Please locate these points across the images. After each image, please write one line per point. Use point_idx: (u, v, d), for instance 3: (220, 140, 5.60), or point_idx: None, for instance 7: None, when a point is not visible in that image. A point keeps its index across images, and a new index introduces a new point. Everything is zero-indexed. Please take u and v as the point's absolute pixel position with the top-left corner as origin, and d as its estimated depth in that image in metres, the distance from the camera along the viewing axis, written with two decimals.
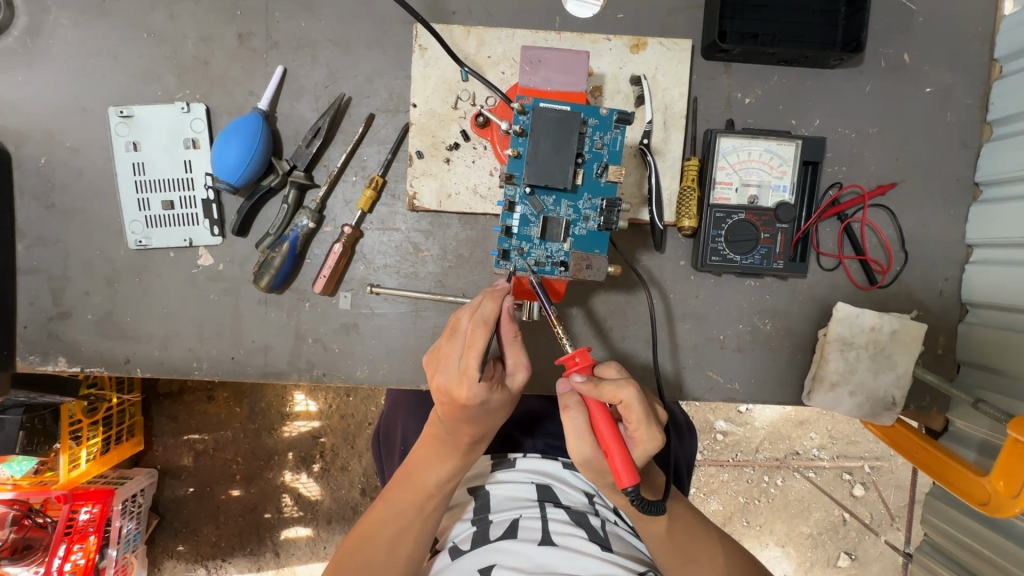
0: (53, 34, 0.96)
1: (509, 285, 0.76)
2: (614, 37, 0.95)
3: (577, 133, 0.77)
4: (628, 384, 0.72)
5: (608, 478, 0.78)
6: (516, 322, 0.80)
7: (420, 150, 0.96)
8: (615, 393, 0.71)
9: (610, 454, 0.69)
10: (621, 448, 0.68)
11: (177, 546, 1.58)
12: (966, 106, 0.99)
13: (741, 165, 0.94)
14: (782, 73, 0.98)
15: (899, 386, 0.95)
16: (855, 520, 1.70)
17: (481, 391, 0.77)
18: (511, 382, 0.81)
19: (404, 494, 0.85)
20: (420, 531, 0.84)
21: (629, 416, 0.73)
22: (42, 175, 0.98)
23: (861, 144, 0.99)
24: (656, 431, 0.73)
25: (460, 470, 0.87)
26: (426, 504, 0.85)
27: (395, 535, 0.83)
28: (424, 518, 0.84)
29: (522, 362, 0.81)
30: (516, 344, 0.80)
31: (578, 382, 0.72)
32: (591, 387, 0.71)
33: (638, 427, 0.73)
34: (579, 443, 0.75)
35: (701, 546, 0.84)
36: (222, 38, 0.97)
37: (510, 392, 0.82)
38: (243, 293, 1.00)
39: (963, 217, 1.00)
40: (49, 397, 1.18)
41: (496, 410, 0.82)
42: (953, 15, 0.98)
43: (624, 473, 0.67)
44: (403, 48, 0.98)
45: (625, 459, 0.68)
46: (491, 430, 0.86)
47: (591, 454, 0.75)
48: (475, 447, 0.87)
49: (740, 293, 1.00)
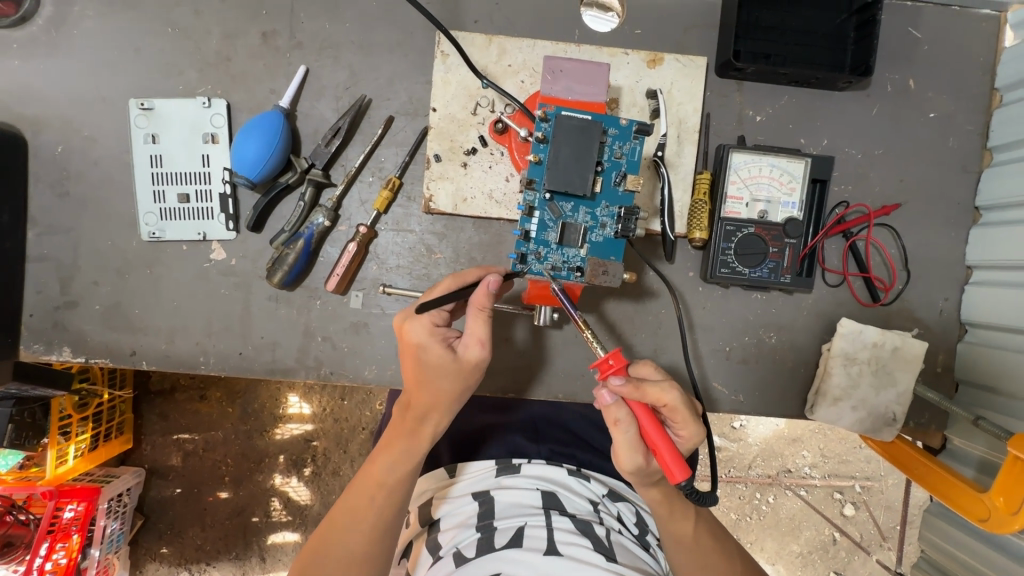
0: (77, 24, 0.96)
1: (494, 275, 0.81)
2: (632, 51, 0.98)
3: (598, 142, 0.79)
4: (670, 386, 0.76)
5: (655, 477, 0.80)
6: (488, 297, 0.82)
7: (438, 153, 0.97)
8: (660, 394, 0.76)
9: (658, 451, 0.71)
10: (668, 443, 0.70)
11: (160, 548, 1.55)
12: (968, 132, 1.03)
13: (752, 181, 0.96)
14: (793, 93, 1.01)
15: (900, 403, 0.97)
16: (845, 539, 1.71)
17: (424, 333, 0.84)
18: (463, 351, 0.84)
19: (360, 486, 0.85)
20: (376, 523, 0.82)
21: (675, 415, 0.78)
22: (57, 163, 0.98)
23: (866, 165, 1.02)
24: (699, 424, 0.79)
25: (411, 458, 0.85)
26: (378, 496, 0.83)
27: (351, 528, 0.82)
28: (377, 511, 0.83)
29: (480, 338, 0.84)
30: (480, 317, 0.83)
31: (619, 385, 0.73)
32: (633, 390, 0.73)
33: (683, 424, 0.78)
34: (631, 452, 0.75)
35: (716, 551, 0.85)
36: (246, 35, 0.98)
37: (458, 362, 0.83)
38: (254, 289, 1.00)
39: (963, 239, 1.03)
40: (41, 390, 1.03)
41: (442, 375, 0.84)
42: (956, 46, 1.02)
43: (676, 468, 0.68)
44: (425, 53, 0.99)
45: (674, 454, 0.69)
46: (436, 407, 0.86)
47: (641, 460, 0.76)
48: (423, 429, 0.86)
49: (746, 306, 1.02)
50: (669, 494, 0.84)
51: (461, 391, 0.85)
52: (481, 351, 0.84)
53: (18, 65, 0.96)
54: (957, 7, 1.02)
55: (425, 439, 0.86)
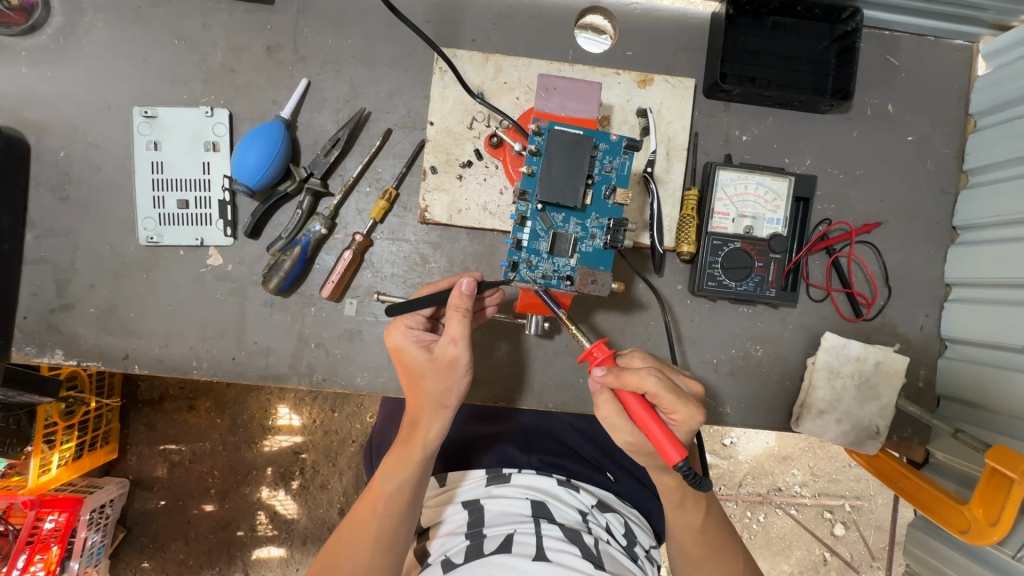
0: (86, 34, 0.99)
1: (466, 280, 0.82)
2: (624, 71, 1.01)
3: (589, 156, 0.81)
4: (650, 374, 0.75)
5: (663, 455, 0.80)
6: (461, 297, 0.82)
7: (434, 165, 1.00)
8: (639, 381, 0.74)
9: (651, 434, 0.73)
10: (659, 426, 0.72)
11: (141, 562, 1.53)
12: (945, 155, 1.07)
13: (738, 198, 0.99)
14: (778, 115, 1.05)
15: (883, 416, 1.00)
16: (835, 559, 1.71)
17: (400, 337, 0.87)
18: (438, 351, 0.83)
19: (365, 496, 0.85)
20: (378, 532, 0.82)
21: (661, 401, 0.75)
22: (60, 168, 0.99)
23: (848, 185, 1.06)
24: (690, 407, 0.75)
25: (408, 465, 0.84)
26: (378, 505, 0.83)
27: (356, 538, 0.82)
28: (378, 518, 0.82)
29: (454, 336, 0.83)
30: (456, 317, 0.82)
31: (599, 376, 0.76)
32: (613, 379, 0.75)
33: (672, 409, 0.75)
34: (620, 432, 0.79)
35: (723, 544, 0.88)
36: (251, 48, 1.01)
37: (434, 360, 0.84)
38: (250, 295, 1.01)
39: (942, 257, 1.06)
40: (28, 398, 1.06)
41: (423, 376, 0.85)
42: (932, 73, 1.07)
43: (670, 449, 0.70)
44: (424, 69, 1.02)
45: (666, 437, 0.71)
46: (424, 410, 0.86)
47: (635, 439, 0.79)
48: (416, 435, 0.86)
49: (733, 319, 1.05)
50: (682, 483, 0.83)
51: (447, 389, 0.85)
52: (456, 347, 0.83)
53: (25, 72, 0.98)
54: (933, 37, 1.07)
55: (420, 445, 0.85)
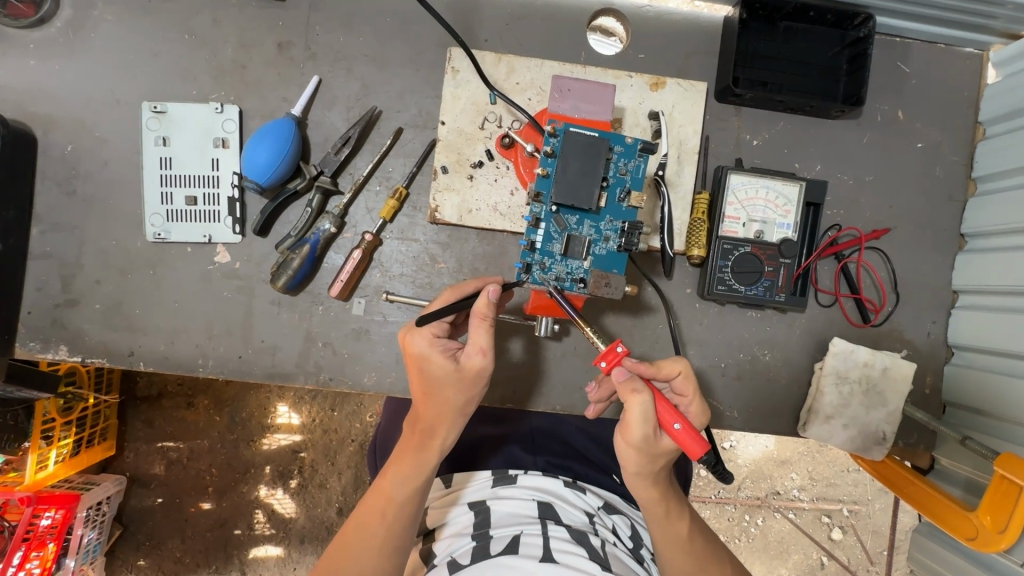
0: (96, 27, 0.98)
1: (496, 285, 0.82)
2: (636, 74, 1.01)
3: (604, 159, 0.81)
4: (679, 358, 0.83)
5: (658, 465, 0.80)
6: (489, 306, 0.82)
7: (445, 165, 0.99)
8: (673, 365, 0.81)
9: (677, 425, 0.74)
10: (685, 418, 0.75)
11: (137, 560, 1.51)
12: (953, 162, 1.07)
13: (749, 202, 0.99)
14: (789, 120, 1.05)
15: (889, 422, 1.00)
16: (833, 563, 1.72)
17: (425, 344, 0.84)
18: (465, 361, 0.83)
19: (372, 499, 0.84)
20: (386, 538, 0.81)
21: (684, 389, 0.82)
22: (66, 162, 0.98)
23: (857, 192, 1.06)
24: (704, 403, 0.84)
25: (422, 473, 0.84)
26: (388, 510, 0.82)
27: (362, 543, 0.80)
28: (388, 524, 0.81)
29: (481, 346, 0.83)
30: (482, 326, 0.83)
31: (634, 361, 0.79)
32: (646, 364, 0.80)
33: (692, 400, 0.83)
34: (643, 424, 0.76)
35: (712, 557, 0.86)
36: (262, 45, 1.00)
37: (460, 370, 0.83)
38: (258, 293, 1.00)
39: (949, 264, 1.07)
40: (27, 391, 1.06)
41: (446, 384, 0.84)
42: (942, 81, 1.07)
43: (698, 439, 0.73)
44: (436, 69, 1.02)
45: (691, 429, 0.74)
46: (443, 417, 0.85)
47: (646, 436, 0.77)
48: (432, 443, 0.85)
49: (742, 323, 1.05)
50: (665, 493, 0.84)
51: (465, 398, 0.85)
52: (483, 358, 0.83)
53: (33, 65, 0.97)
54: (943, 45, 1.07)
55: (434, 452, 0.85)
